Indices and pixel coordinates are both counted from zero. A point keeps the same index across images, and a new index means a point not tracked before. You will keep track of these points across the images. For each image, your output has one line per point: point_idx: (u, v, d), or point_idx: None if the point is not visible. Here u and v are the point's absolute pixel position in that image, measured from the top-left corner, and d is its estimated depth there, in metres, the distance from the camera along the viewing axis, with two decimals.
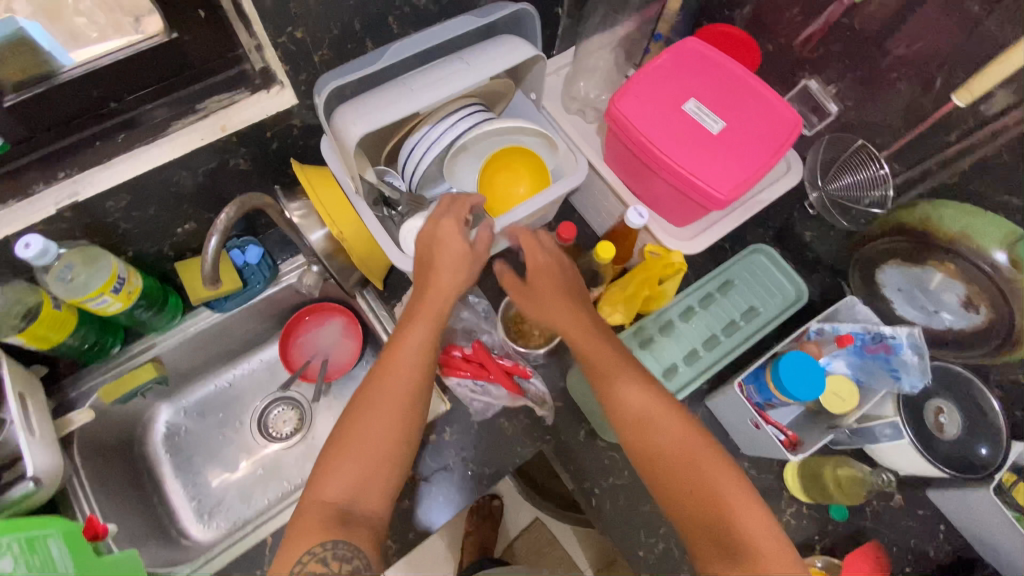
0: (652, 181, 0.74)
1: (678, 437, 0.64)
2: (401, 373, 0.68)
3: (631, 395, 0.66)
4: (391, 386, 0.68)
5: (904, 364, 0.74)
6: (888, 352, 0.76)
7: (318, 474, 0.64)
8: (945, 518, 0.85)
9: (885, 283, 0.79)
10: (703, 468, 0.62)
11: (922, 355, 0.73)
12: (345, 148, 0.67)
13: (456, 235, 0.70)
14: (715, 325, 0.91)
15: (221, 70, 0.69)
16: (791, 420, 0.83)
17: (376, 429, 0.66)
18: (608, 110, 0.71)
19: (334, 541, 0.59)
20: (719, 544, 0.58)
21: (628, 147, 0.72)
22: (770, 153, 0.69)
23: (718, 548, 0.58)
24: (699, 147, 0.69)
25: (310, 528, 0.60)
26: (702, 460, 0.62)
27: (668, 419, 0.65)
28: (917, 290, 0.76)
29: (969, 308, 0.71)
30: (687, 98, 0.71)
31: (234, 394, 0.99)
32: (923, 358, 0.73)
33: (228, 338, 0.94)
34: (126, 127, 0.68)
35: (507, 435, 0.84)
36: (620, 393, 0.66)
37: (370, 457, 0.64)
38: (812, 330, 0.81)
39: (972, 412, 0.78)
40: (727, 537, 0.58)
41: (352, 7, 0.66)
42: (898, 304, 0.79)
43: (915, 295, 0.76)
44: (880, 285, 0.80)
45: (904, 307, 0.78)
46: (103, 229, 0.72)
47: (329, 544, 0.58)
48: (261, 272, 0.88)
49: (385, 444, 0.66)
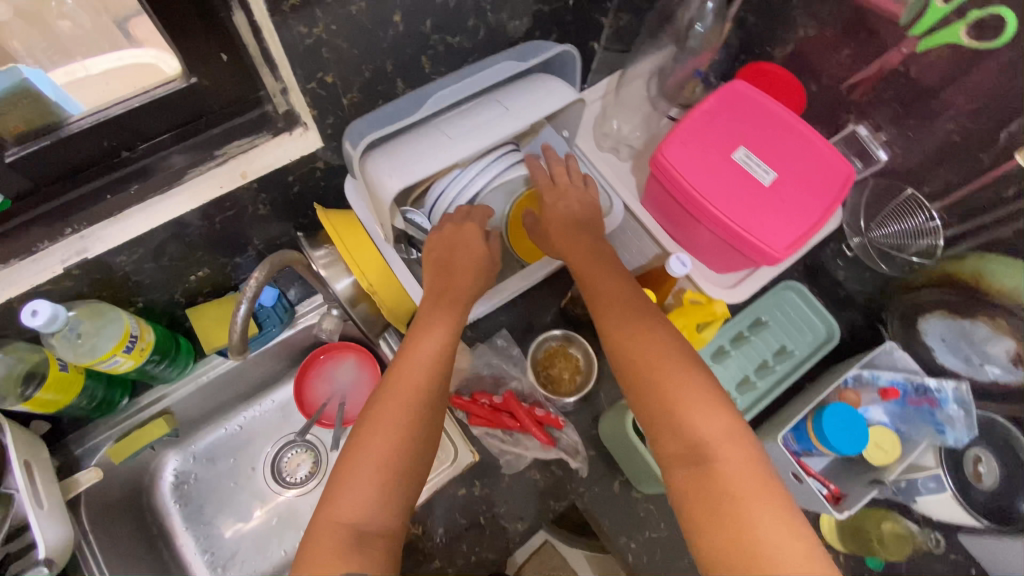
0: (697, 230, 0.71)
1: (656, 363, 0.56)
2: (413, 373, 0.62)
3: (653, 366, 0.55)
4: (405, 392, 0.61)
5: (950, 419, 0.73)
6: (932, 406, 0.75)
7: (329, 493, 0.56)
8: None
9: (926, 331, 0.78)
10: (672, 397, 0.53)
11: (968, 410, 0.73)
12: (379, 202, 0.63)
13: (476, 237, 0.69)
14: (747, 366, 0.88)
15: (242, 113, 0.64)
16: (828, 469, 0.80)
17: (390, 438, 0.58)
18: (653, 157, 0.68)
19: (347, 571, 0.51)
20: (697, 475, 0.49)
21: (673, 196, 0.69)
22: (826, 201, 0.66)
23: (695, 490, 0.49)
24: (751, 198, 0.66)
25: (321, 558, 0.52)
26: (667, 379, 0.54)
27: (647, 345, 0.57)
28: (962, 341, 0.75)
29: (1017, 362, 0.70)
30: (737, 146, 0.68)
31: (245, 437, 0.93)
32: (969, 414, 0.72)
33: (241, 382, 0.89)
34: (139, 177, 0.63)
35: (539, 486, 0.81)
36: (641, 366, 0.56)
37: (386, 473, 0.57)
38: (851, 377, 0.79)
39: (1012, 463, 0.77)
40: (706, 472, 0.49)
41: (386, 50, 0.63)
42: (940, 353, 0.78)
43: (960, 346, 0.76)
44: (921, 332, 0.79)
45: (945, 356, 0.78)
46: (113, 282, 0.68)
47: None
48: (276, 315, 0.84)
49: (400, 456, 0.58)
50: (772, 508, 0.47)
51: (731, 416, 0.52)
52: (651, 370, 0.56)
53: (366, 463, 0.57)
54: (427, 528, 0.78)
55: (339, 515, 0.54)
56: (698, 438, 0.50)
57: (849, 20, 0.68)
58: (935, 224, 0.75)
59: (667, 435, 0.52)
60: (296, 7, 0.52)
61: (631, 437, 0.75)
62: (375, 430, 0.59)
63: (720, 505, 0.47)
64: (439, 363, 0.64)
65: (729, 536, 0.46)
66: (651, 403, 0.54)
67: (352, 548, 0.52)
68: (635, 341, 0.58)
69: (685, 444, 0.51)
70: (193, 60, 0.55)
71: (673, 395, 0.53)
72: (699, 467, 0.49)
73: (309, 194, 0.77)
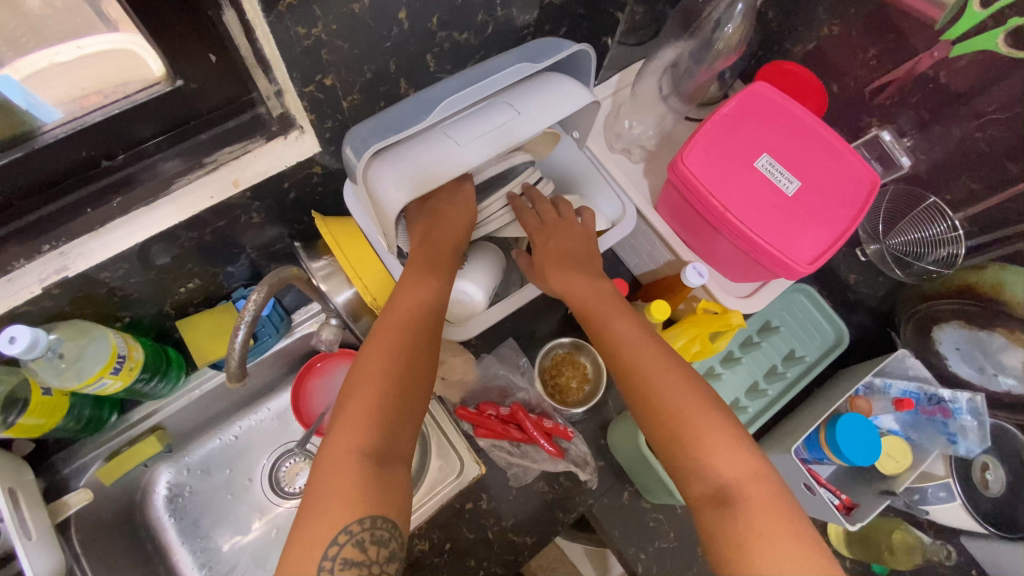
0: (716, 240, 0.68)
1: (677, 392, 0.56)
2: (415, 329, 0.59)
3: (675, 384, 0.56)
4: (396, 344, 0.58)
5: (962, 428, 0.73)
6: (945, 416, 0.75)
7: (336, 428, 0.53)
8: None
9: (942, 339, 0.78)
10: (696, 424, 0.54)
11: (981, 420, 0.73)
12: (384, 217, 0.58)
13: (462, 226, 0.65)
14: (756, 371, 0.85)
15: (232, 116, 0.60)
16: (837, 478, 0.79)
17: (386, 387, 0.55)
18: (672, 164, 0.65)
19: (368, 518, 0.49)
20: (717, 515, 0.50)
21: (690, 204, 0.66)
22: (845, 203, 0.64)
23: (717, 533, 0.49)
24: (776, 210, 0.63)
25: (332, 505, 0.49)
26: (683, 401, 0.55)
27: (660, 370, 0.57)
28: (976, 351, 0.76)
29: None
30: (759, 154, 0.65)
31: (241, 447, 0.90)
32: (982, 424, 0.73)
33: (235, 394, 0.85)
34: (122, 188, 0.58)
35: (547, 499, 0.80)
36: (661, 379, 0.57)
37: (394, 412, 0.54)
38: (863, 385, 0.78)
39: (1018, 470, 0.77)
40: (731, 512, 0.49)
41: (390, 49, 0.59)
42: (954, 362, 0.79)
43: (974, 355, 0.76)
44: (935, 340, 0.79)
45: (958, 363, 0.78)
46: (96, 298, 0.63)
47: (367, 523, 0.49)
48: (271, 325, 0.80)
49: (403, 396, 0.56)
50: (792, 541, 0.47)
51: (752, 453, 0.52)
52: (671, 395, 0.56)
53: (367, 400, 0.54)
54: (433, 543, 0.76)
55: (346, 451, 0.51)
56: (725, 474, 0.51)
57: (875, 19, 0.65)
58: (957, 234, 0.75)
59: (689, 474, 0.53)
60: (293, 6, 0.47)
61: (643, 451, 0.72)
62: (377, 370, 0.56)
63: (743, 544, 0.48)
64: (426, 315, 0.60)
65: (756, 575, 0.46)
66: (671, 437, 0.54)
67: (370, 487, 0.50)
68: (653, 363, 0.58)
69: (709, 485, 0.51)
70: (178, 61, 0.50)
71: (694, 423, 0.54)
72: (722, 507, 0.50)
73: (307, 201, 0.72)
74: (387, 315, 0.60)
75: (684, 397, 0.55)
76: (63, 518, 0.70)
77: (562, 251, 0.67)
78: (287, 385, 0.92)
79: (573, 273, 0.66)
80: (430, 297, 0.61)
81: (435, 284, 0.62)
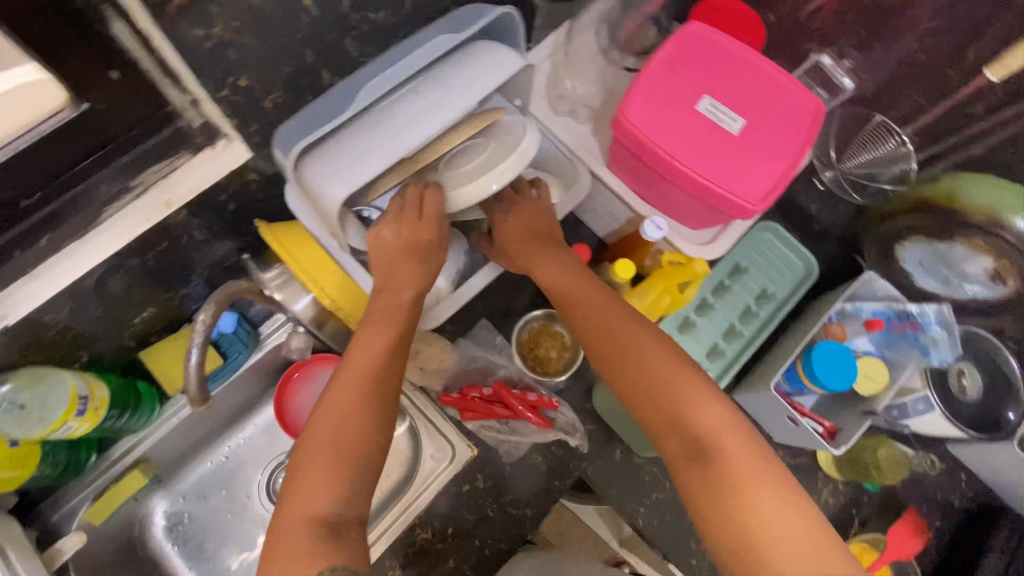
0: (670, 191, 0.67)
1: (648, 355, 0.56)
2: (368, 380, 0.59)
3: (643, 343, 0.56)
4: (369, 365, 0.59)
5: (933, 340, 0.76)
6: (915, 330, 0.77)
7: (290, 494, 0.53)
8: (965, 467, 0.84)
9: (904, 258, 0.79)
10: (670, 381, 0.54)
11: (950, 330, 0.76)
12: (329, 216, 0.56)
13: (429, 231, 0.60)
14: (731, 314, 0.85)
15: (150, 134, 0.57)
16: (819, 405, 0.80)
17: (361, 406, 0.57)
18: (614, 119, 0.63)
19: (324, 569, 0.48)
20: (696, 468, 0.50)
21: (638, 157, 0.65)
22: (793, 138, 0.63)
23: (699, 485, 0.50)
24: (722, 150, 0.62)
25: (297, 558, 0.49)
26: (653, 359, 0.55)
27: (626, 330, 0.58)
28: (939, 264, 0.76)
29: (997, 279, 0.73)
30: (700, 96, 0.63)
31: (233, 466, 0.89)
32: (951, 333, 0.76)
33: (216, 415, 0.84)
34: (49, 226, 0.55)
35: (542, 470, 0.80)
36: (629, 339, 0.57)
37: (351, 471, 0.54)
38: (835, 312, 0.78)
39: (993, 373, 0.78)
40: (709, 464, 0.50)
41: (303, 39, 0.56)
42: (918, 276, 0.79)
43: (937, 268, 0.76)
44: (898, 257, 0.79)
45: (924, 278, 0.78)
46: (46, 341, 0.62)
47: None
48: (240, 340, 0.78)
49: (358, 451, 0.55)
50: (772, 490, 0.48)
51: (725, 404, 0.53)
52: (643, 358, 0.55)
53: (321, 465, 0.54)
54: (435, 530, 0.77)
55: (302, 520, 0.51)
56: (704, 427, 0.51)
57: None
58: (906, 148, 0.79)
59: (665, 427, 0.53)
60: (184, 8, 0.45)
61: None
62: (331, 429, 0.56)
63: (726, 493, 0.48)
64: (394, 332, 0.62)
65: (742, 523, 0.47)
66: (646, 399, 0.54)
67: (325, 550, 0.49)
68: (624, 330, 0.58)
69: (686, 437, 0.51)
70: (77, 83, 0.47)
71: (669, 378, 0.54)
72: (701, 458, 0.50)
73: (251, 210, 0.70)
74: (343, 369, 0.60)
75: (651, 357, 0.55)
76: (59, 564, 0.69)
77: (525, 241, 0.66)
78: (268, 398, 0.91)
79: (551, 262, 0.65)
80: (386, 343, 0.61)
81: (388, 335, 0.61)
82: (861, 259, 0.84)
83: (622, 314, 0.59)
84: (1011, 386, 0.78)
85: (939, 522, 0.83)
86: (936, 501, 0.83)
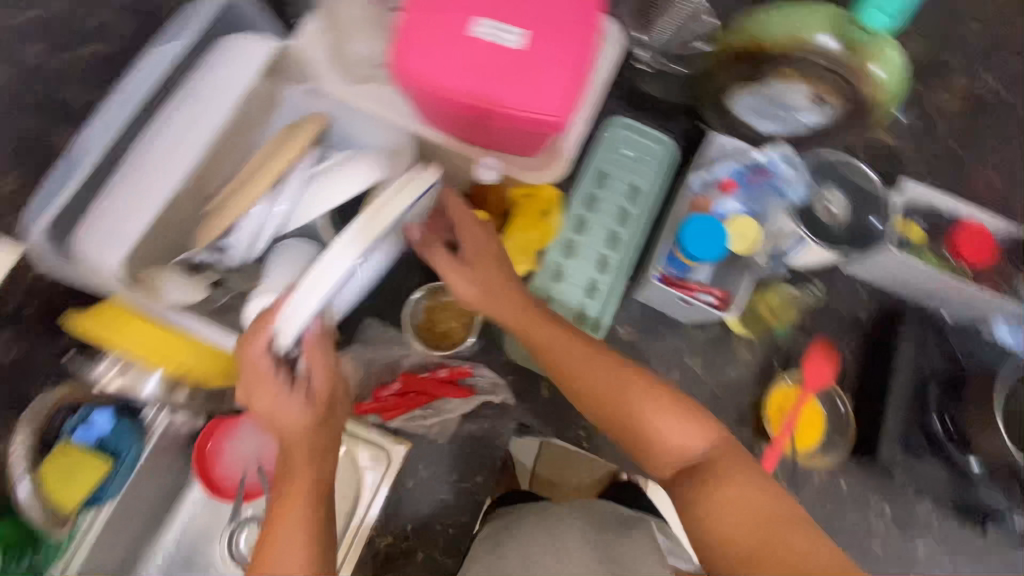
0: (482, 128, 0.63)
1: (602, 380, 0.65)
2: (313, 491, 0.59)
3: (606, 370, 0.65)
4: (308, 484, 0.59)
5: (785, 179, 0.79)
6: (768, 176, 0.79)
7: None
8: (862, 281, 0.89)
9: (738, 110, 0.79)
10: (642, 401, 0.63)
11: (795, 165, 0.79)
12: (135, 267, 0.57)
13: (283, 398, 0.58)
14: (610, 222, 0.85)
15: None
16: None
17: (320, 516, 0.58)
18: (393, 65, 0.59)
19: None
20: (693, 486, 0.61)
21: (433, 99, 0.61)
22: (576, 31, 0.59)
23: (722, 516, 0.58)
24: (511, 70, 0.59)
25: None
26: (628, 385, 0.64)
27: (593, 356, 0.67)
28: (768, 104, 0.75)
29: (820, 103, 0.71)
30: (474, 13, 0.59)
31: (184, 552, 0.85)
32: (796, 168, 0.79)
33: (140, 512, 0.80)
34: None
35: (480, 436, 0.79)
36: (598, 365, 0.65)
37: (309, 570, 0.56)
38: (695, 184, 0.80)
39: (854, 191, 0.81)
40: (707, 484, 0.60)
41: None
42: (756, 121, 0.79)
43: (767, 108, 0.76)
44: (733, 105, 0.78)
45: (761, 121, 0.79)
46: None
47: None
48: (125, 435, 0.73)
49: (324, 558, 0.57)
50: (745, 477, 0.60)
51: (698, 417, 0.63)
52: (616, 382, 0.64)
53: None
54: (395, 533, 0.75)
55: None
56: (696, 452, 0.62)
57: None
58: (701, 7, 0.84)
59: (668, 462, 0.62)
60: None
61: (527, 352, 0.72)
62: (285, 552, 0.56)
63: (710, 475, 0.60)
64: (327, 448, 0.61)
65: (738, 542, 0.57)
66: (621, 420, 0.63)
67: None
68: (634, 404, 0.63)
69: (685, 464, 0.62)
70: None
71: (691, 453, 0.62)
72: (699, 480, 0.61)
73: None
74: (279, 502, 0.59)
75: (617, 379, 0.65)
76: None
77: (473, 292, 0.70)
78: (187, 475, 0.86)
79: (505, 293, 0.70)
80: (309, 479, 0.59)
81: (311, 471, 0.59)
82: (704, 124, 0.88)
83: (583, 344, 0.68)
84: (871, 197, 0.81)
85: (856, 338, 0.87)
86: (842, 322, 0.88)
